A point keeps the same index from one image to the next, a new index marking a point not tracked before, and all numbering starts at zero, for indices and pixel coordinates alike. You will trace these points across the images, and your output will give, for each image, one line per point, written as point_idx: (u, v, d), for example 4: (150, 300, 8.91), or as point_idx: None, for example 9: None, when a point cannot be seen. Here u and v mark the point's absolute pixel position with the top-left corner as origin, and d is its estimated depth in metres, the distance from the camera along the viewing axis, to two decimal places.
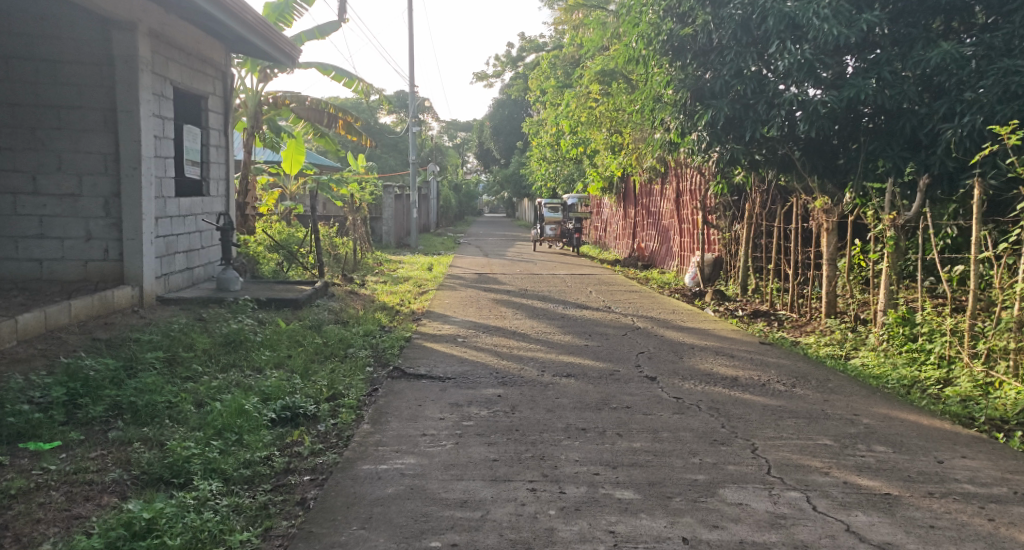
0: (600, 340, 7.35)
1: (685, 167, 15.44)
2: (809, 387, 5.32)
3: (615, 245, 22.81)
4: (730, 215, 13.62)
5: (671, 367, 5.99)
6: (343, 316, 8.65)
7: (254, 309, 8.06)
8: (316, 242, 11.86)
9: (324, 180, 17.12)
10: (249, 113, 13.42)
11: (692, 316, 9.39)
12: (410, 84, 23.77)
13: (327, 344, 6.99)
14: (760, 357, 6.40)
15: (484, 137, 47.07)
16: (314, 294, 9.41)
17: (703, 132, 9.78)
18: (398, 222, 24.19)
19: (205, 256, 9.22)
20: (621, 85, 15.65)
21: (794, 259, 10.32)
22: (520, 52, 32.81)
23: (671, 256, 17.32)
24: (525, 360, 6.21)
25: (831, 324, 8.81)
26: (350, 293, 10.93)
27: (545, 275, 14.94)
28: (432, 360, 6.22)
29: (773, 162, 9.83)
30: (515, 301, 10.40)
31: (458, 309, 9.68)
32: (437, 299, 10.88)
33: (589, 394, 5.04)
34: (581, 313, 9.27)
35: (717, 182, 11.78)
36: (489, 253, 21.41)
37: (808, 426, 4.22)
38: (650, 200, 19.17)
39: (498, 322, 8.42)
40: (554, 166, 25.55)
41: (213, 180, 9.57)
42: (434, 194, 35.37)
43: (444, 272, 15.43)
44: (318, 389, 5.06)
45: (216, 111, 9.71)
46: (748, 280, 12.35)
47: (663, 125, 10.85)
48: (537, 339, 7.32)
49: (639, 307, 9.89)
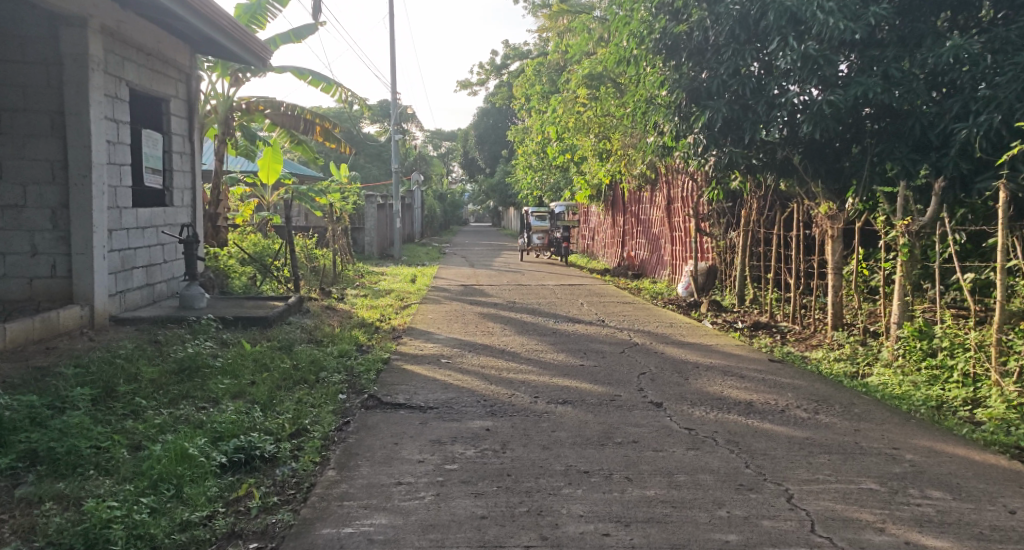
0: (597, 359, 6.75)
1: (677, 173, 14.92)
2: (834, 413, 4.74)
3: (603, 254, 22.27)
4: (725, 222, 13.09)
5: (678, 391, 5.40)
6: (317, 335, 8.02)
7: (218, 329, 7.41)
8: (291, 254, 11.21)
9: (303, 190, 16.47)
10: (219, 120, 12.78)
11: (691, 329, 8.82)
12: (391, 92, 23.20)
13: (297, 368, 6.36)
14: (773, 377, 5.83)
15: (469, 145, 46.50)
16: (287, 310, 8.76)
17: (699, 134, 9.22)
18: (381, 232, 23.55)
19: (167, 271, 8.61)
20: (609, 90, 15.14)
21: (796, 267, 9.77)
22: (504, 59, 32.35)
23: (662, 265, 16.79)
24: (516, 385, 5.61)
25: (839, 338, 8.26)
26: (326, 308, 10.28)
27: (533, 286, 14.34)
28: (412, 385, 5.60)
29: (773, 167, 9.29)
30: (503, 316, 9.80)
31: (442, 325, 9.06)
32: (420, 314, 10.26)
33: (589, 426, 4.45)
34: (573, 329, 8.68)
35: (712, 188, 11.24)
36: (475, 264, 20.79)
37: (845, 466, 3.65)
38: (640, 207, 18.62)
39: (485, 340, 7.82)
40: (540, 174, 25.00)
41: (177, 189, 8.97)
42: (419, 204, 34.74)
43: (428, 284, 14.81)
44: (279, 424, 4.42)
45: (181, 116, 9.12)
46: (745, 290, 11.81)
47: (656, 128, 10.30)
48: (527, 359, 6.71)
49: (634, 321, 9.31)
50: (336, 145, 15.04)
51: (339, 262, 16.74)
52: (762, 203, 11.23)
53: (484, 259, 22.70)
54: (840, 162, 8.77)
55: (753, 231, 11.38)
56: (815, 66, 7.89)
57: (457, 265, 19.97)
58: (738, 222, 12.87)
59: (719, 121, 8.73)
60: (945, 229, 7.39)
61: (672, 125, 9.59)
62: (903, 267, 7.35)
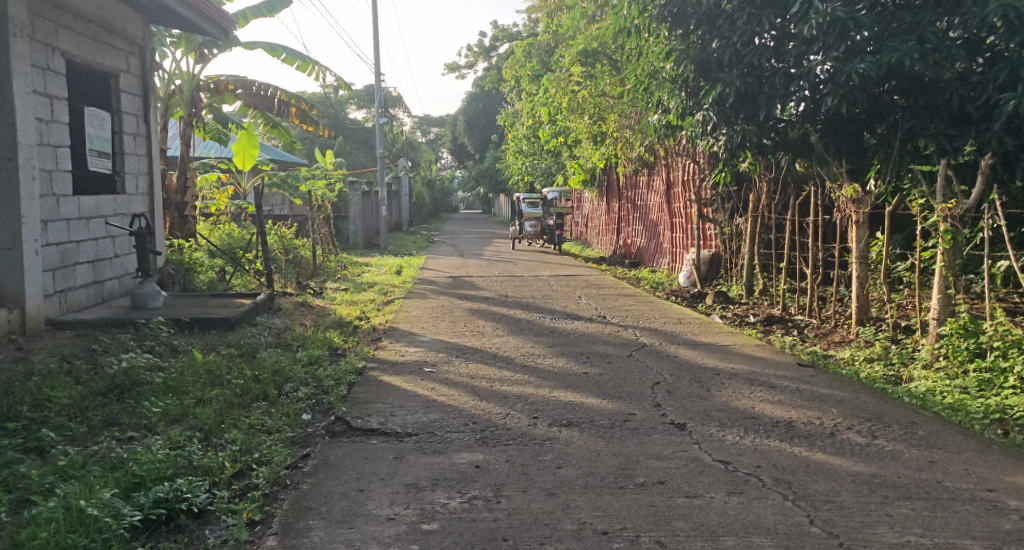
0: (602, 365, 5.92)
1: (678, 155, 14.11)
2: (896, 436, 3.93)
3: (598, 241, 21.45)
4: (731, 207, 12.26)
5: (702, 406, 4.58)
6: (287, 337, 7.17)
7: (172, 333, 6.54)
8: (264, 247, 10.33)
9: (281, 177, 15.57)
10: (185, 100, 11.88)
11: (703, 326, 8.01)
12: (375, 73, 22.23)
13: (257, 381, 5.52)
14: (808, 385, 5.03)
15: (458, 131, 45.53)
16: (254, 309, 7.89)
17: (708, 111, 8.39)
18: (366, 221, 22.63)
19: (119, 266, 7.81)
20: (604, 67, 14.44)
21: (813, 255, 8.92)
22: (493, 41, 31.32)
23: (661, 252, 15.99)
24: (510, 402, 4.78)
25: (867, 334, 7.42)
26: (300, 305, 9.42)
27: (526, 277, 13.51)
28: (388, 403, 4.76)
29: (788, 146, 8.46)
30: (493, 312, 8.97)
31: (427, 323, 8.21)
32: (403, 310, 9.39)
33: (601, 460, 3.62)
34: (572, 327, 7.85)
35: (719, 170, 10.40)
36: (465, 253, 19.94)
37: (937, 522, 2.86)
38: (636, 192, 17.80)
39: (474, 342, 6.98)
40: (532, 158, 24.13)
41: (127, 175, 8.15)
42: (407, 191, 33.86)
43: (414, 275, 13.95)
44: (218, 461, 3.58)
45: (130, 94, 8.31)
46: (754, 281, 10.97)
47: (659, 105, 9.49)
48: (522, 366, 5.88)
49: (639, 317, 8.49)
50: (314, 128, 14.11)
51: (320, 253, 15.84)
52: (772, 186, 10.41)
53: (474, 247, 21.87)
54: (864, 140, 7.95)
55: (763, 217, 10.56)
56: (842, 32, 7.06)
57: (446, 255, 19.10)
58: (744, 208, 12.05)
59: (731, 95, 7.90)
60: (989, 213, 6.58)
61: (678, 101, 8.76)
62: (944, 257, 6.51)
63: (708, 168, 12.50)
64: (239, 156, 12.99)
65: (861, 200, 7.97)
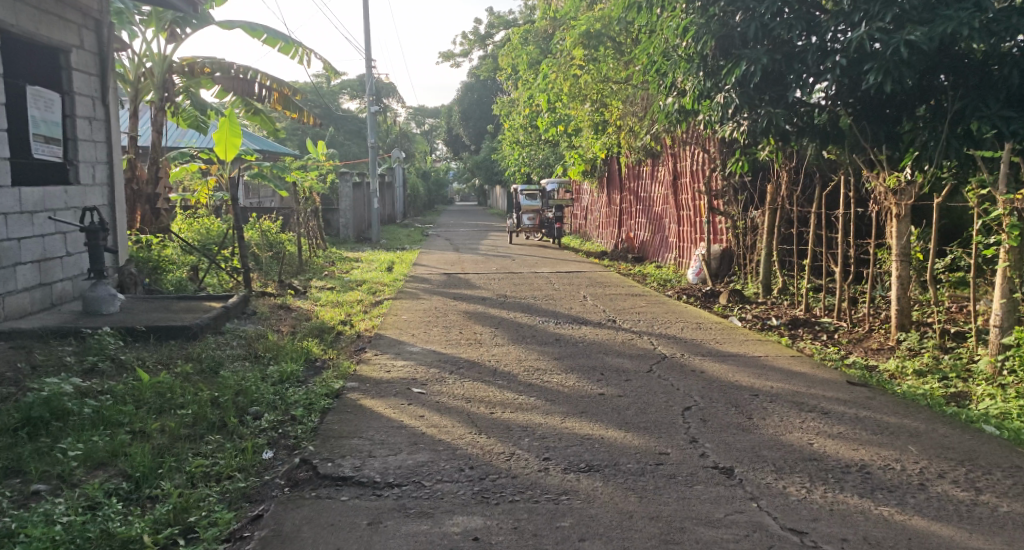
0: (618, 384, 5.11)
1: (686, 143, 13.30)
2: (1002, 487, 3.13)
3: (598, 235, 20.64)
4: (744, 199, 11.44)
5: (748, 441, 3.77)
6: (258, 348, 6.34)
7: (123, 345, 5.69)
8: (241, 243, 9.49)
9: (265, 167, 14.70)
10: (157, 83, 10.98)
11: (725, 331, 7.22)
12: (366, 60, 21.35)
13: (216, 406, 4.70)
14: (869, 411, 4.22)
15: (452, 122, 44.58)
16: (224, 315, 7.06)
17: (729, 93, 7.58)
18: (358, 214, 21.80)
19: (72, 265, 7.00)
20: (608, 50, 13.65)
21: (842, 252, 8.10)
22: (489, 29, 30.44)
23: (666, 247, 15.17)
24: (515, 435, 3.96)
25: (910, 343, 6.59)
26: (278, 307, 8.57)
27: (526, 274, 12.68)
28: (366, 437, 3.93)
29: (817, 132, 7.64)
30: (491, 315, 8.14)
31: (418, 329, 7.38)
32: (392, 313, 8.56)
33: (637, 528, 2.83)
34: (579, 334, 7.02)
35: (735, 158, 9.58)
36: (461, 247, 19.10)
37: None
38: (639, 183, 16.96)
39: (470, 353, 6.15)
40: (529, 149, 23.29)
41: (81, 163, 7.36)
42: (401, 183, 33.01)
43: (405, 272, 13.10)
44: (137, 534, 2.80)
45: (86, 73, 7.52)
46: (771, 279, 10.15)
47: (674, 88, 8.68)
48: (526, 387, 5.05)
49: (654, 321, 7.69)
50: (298, 115, 13.30)
51: (306, 248, 14.97)
52: (793, 176, 9.60)
53: (469, 241, 21.02)
54: (905, 123, 7.14)
55: (782, 210, 9.75)
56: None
57: (440, 249, 18.26)
58: (760, 200, 11.23)
59: (756, 74, 7.11)
60: None
61: (695, 82, 7.97)
62: (1007, 255, 5.67)
63: (722, 157, 11.68)
64: (221, 145, 12.15)
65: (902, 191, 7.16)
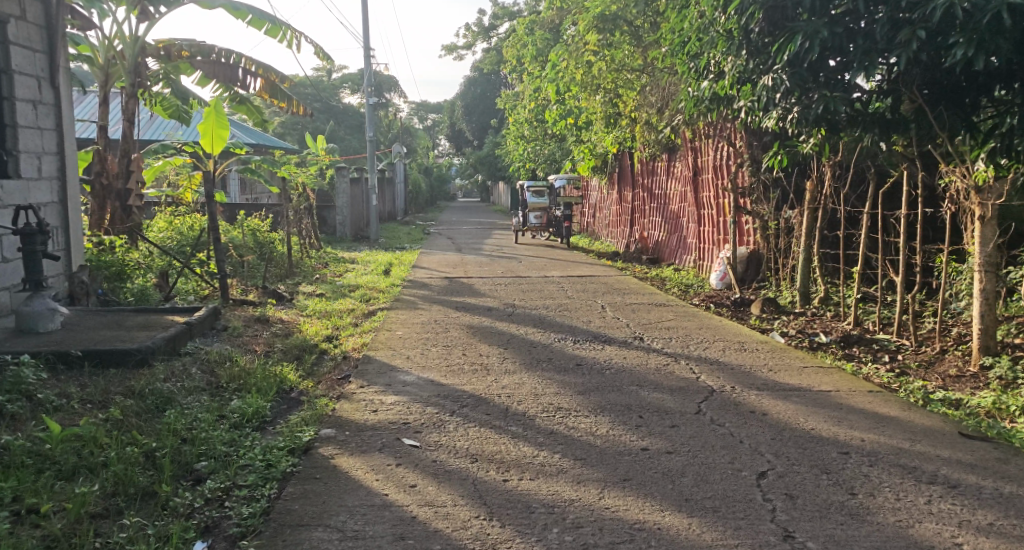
0: (662, 433, 4.05)
1: (710, 135, 12.22)
2: None
3: (608, 235, 19.57)
4: (777, 196, 10.36)
5: (859, 539, 2.76)
6: (222, 378, 5.27)
7: (52, 377, 4.65)
8: (218, 246, 8.47)
9: (254, 162, 13.66)
10: (127, 67, 9.90)
11: (775, 351, 6.16)
12: (364, 48, 20.28)
13: (150, 464, 3.65)
14: (1012, 483, 3.19)
15: (455, 117, 43.51)
16: (185, 333, 5.98)
17: (779, 74, 6.50)
18: (356, 212, 20.73)
19: (9, 273, 5.95)
20: (624, 34, 12.51)
21: (904, 259, 7.04)
22: (493, 21, 29.38)
23: (683, 249, 14.11)
24: (540, 524, 2.93)
25: (1004, 372, 5.55)
26: (255, 320, 7.51)
27: (535, 279, 11.63)
28: (340, 529, 2.91)
29: (879, 120, 6.57)
30: (499, 331, 7.08)
31: (414, 349, 6.32)
32: (385, 327, 7.51)
33: None
34: (604, 358, 5.96)
35: (773, 152, 8.53)
36: (463, 247, 18.03)
37: None
38: (653, 179, 15.89)
39: (476, 386, 5.10)
40: (534, 144, 22.25)
41: (22, 154, 6.28)
42: (402, 180, 31.97)
43: (403, 276, 12.05)
44: None
45: (30, 48, 6.43)
46: (811, 286, 9.07)
47: (711, 71, 7.62)
48: (547, 438, 3.99)
49: (690, 340, 6.63)
50: (287, 105, 12.23)
51: (297, 248, 13.90)
52: (840, 171, 8.51)
53: (472, 240, 19.97)
54: (985, 110, 6.09)
55: (826, 209, 8.66)
56: None
57: (442, 250, 17.24)
58: (795, 198, 10.14)
59: (813, 49, 6.07)
60: None
61: (737, 63, 6.92)
62: None
63: (753, 151, 10.60)
64: (206, 137, 11.13)
65: (989, 187, 6.09)
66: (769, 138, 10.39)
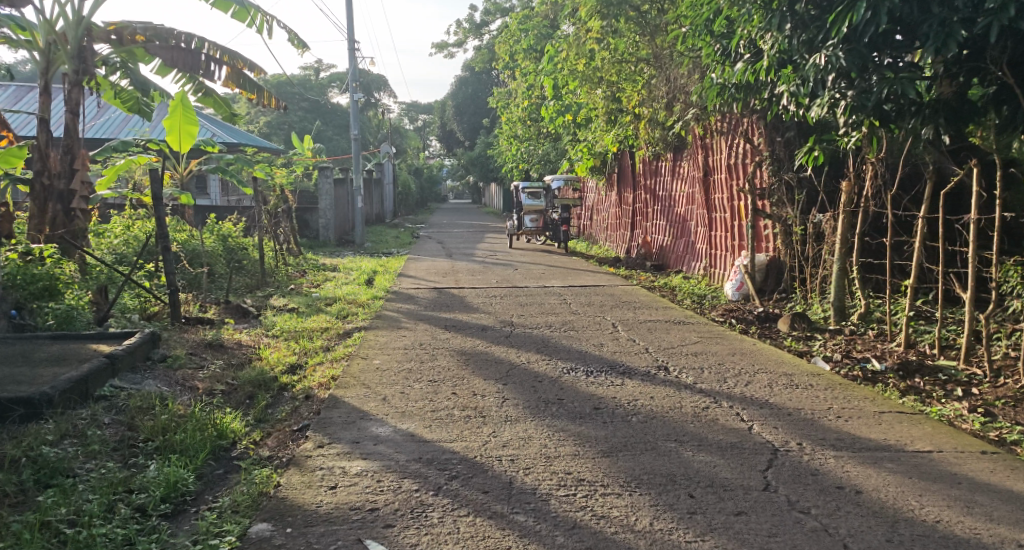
0: (727, 526, 2.94)
1: (725, 131, 11.12)
2: None
3: (607, 239, 18.47)
4: (804, 197, 9.24)
5: None
6: (142, 433, 4.12)
7: None
8: (169, 257, 7.33)
9: (225, 161, 12.46)
10: (71, 52, 8.77)
11: (835, 386, 4.98)
12: (349, 41, 19.12)
13: None
14: None
15: (446, 117, 42.34)
16: (106, 370, 4.84)
17: (831, 50, 5.37)
18: (341, 215, 19.55)
19: None
20: (629, 21, 11.42)
21: (978, 270, 5.89)
22: (484, 17, 28.29)
23: (691, 255, 13.01)
24: None
25: None
26: (206, 346, 6.36)
27: (533, 290, 10.51)
28: None
29: (950, 108, 5.48)
30: (496, 359, 5.95)
31: (393, 386, 5.16)
32: (361, 352, 6.36)
33: None
34: (624, 400, 4.81)
35: (808, 148, 7.38)
36: (454, 253, 16.87)
37: None
38: (656, 180, 14.76)
39: (469, 444, 3.96)
40: (528, 143, 21.09)
41: None
42: (390, 181, 30.75)
43: (386, 286, 10.89)
44: None
45: None
46: (850, 299, 7.90)
47: (743, 52, 6.49)
48: (569, 537, 2.91)
49: (727, 373, 5.44)
50: (257, 97, 11.11)
51: (271, 255, 12.71)
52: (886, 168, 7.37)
53: (464, 245, 18.80)
54: None
55: (870, 212, 7.52)
56: None
57: (432, 255, 16.09)
58: (826, 198, 9.01)
59: (879, 21, 4.95)
60: None
61: (778, 40, 5.79)
62: None
63: (776, 148, 9.49)
64: (172, 135, 9.93)
65: None
66: (795, 133, 9.29)
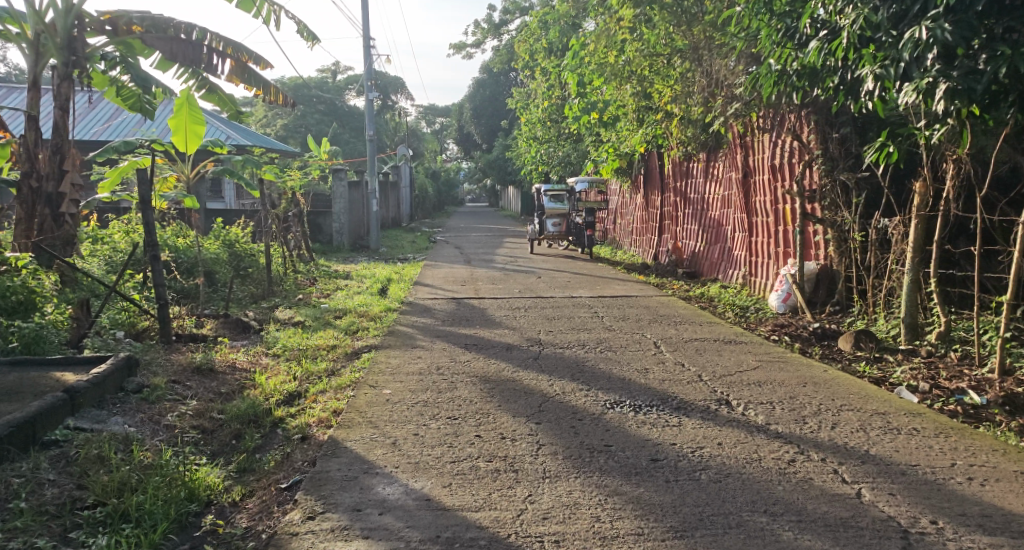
0: None
1: (768, 127, 10.20)
2: None
3: (633, 244, 17.56)
4: (863, 199, 8.30)
5: None
6: (91, 494, 3.27)
7: None
8: (158, 267, 6.54)
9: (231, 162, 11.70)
10: (60, 44, 7.93)
11: (944, 431, 4.08)
12: (364, 38, 18.34)
13: None
14: None
15: (463, 118, 41.49)
16: (64, 407, 4.03)
17: (934, 24, 4.46)
18: (355, 219, 18.78)
19: None
20: (662, 8, 10.58)
21: None
22: (503, 16, 27.45)
23: (727, 262, 12.08)
24: None
25: None
26: (192, 371, 5.55)
27: (560, 300, 9.65)
28: None
29: None
30: (526, 389, 5.08)
31: (405, 425, 4.31)
32: (368, 378, 5.52)
33: None
34: (687, 448, 3.92)
35: (880, 144, 6.46)
36: (472, 259, 16.02)
37: None
38: (688, 182, 13.85)
39: (502, 513, 3.12)
40: (548, 145, 20.22)
41: None
42: (407, 184, 29.98)
43: (400, 296, 10.07)
44: None
45: None
46: (924, 316, 6.95)
47: (813, 31, 5.59)
48: None
49: (805, 411, 4.53)
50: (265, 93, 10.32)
51: (279, 262, 11.94)
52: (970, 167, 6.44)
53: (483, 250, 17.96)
54: None
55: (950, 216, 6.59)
56: None
57: (449, 262, 15.26)
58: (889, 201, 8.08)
59: None
60: None
61: (863, 14, 4.89)
62: None
63: (830, 146, 8.56)
64: (178, 134, 9.01)
65: None
66: (852, 128, 8.37)
